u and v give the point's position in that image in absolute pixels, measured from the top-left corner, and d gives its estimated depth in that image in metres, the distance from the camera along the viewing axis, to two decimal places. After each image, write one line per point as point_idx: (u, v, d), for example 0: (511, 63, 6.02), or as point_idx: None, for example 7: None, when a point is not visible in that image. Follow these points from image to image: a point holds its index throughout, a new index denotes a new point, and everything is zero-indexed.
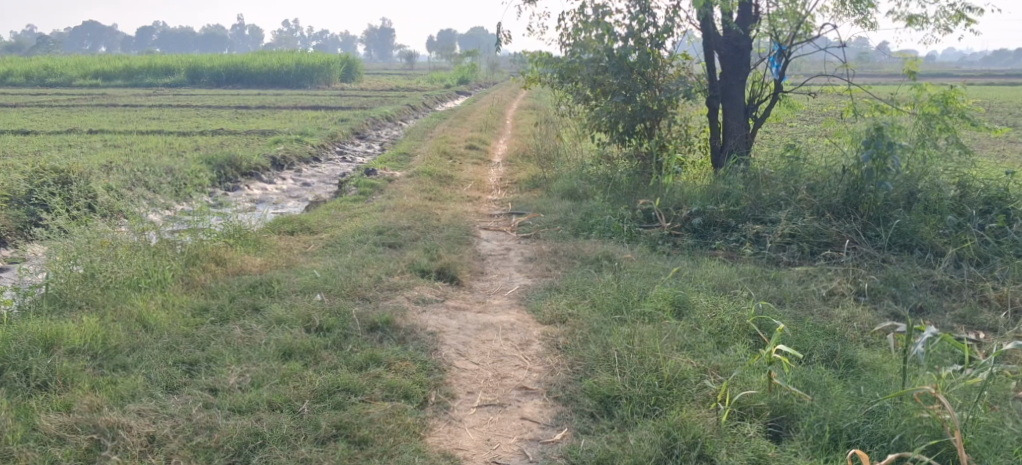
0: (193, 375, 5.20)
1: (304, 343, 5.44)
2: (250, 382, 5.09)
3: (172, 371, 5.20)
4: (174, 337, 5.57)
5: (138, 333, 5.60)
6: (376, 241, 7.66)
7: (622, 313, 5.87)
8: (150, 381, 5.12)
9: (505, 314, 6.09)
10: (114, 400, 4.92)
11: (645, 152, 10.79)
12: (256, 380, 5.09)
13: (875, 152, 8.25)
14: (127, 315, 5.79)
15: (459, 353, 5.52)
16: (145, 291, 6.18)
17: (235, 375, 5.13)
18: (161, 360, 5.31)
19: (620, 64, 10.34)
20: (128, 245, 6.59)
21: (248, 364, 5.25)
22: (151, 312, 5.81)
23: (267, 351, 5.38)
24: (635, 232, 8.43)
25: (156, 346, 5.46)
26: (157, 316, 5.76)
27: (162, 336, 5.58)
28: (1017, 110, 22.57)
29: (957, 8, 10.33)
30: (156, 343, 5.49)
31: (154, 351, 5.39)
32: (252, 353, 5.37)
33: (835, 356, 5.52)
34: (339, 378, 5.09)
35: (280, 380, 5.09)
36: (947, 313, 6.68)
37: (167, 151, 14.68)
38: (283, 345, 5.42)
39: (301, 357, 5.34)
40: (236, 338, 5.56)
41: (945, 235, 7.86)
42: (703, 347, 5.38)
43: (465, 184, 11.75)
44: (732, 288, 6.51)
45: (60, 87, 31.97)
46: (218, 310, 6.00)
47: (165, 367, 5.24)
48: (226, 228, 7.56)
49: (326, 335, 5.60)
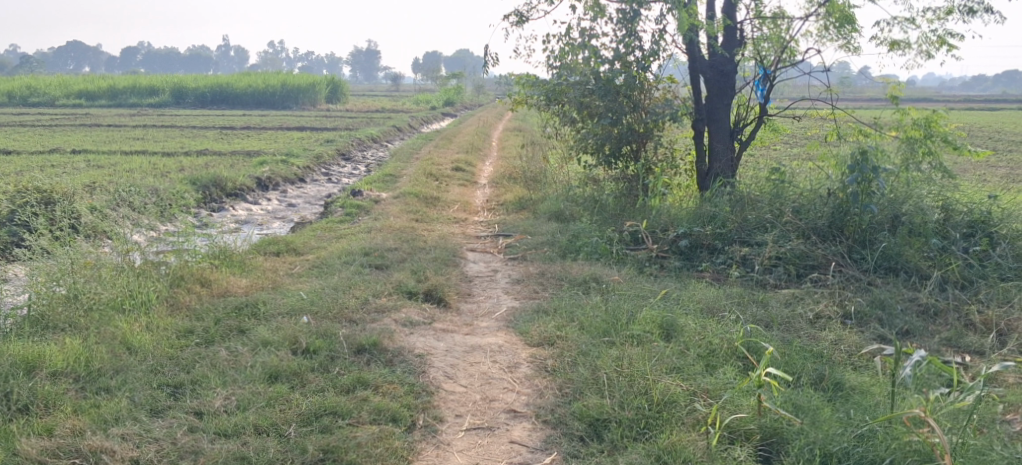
0: (177, 398, 5.13)
1: (290, 366, 5.38)
2: (236, 405, 5.02)
3: (156, 394, 5.12)
4: (158, 360, 5.50)
5: (122, 356, 5.52)
6: (363, 262, 7.61)
7: (611, 335, 5.84)
8: (134, 405, 5.04)
9: (493, 337, 6.05)
10: (97, 423, 4.85)
11: (631, 175, 10.81)
12: (242, 403, 5.03)
13: (860, 176, 8.31)
14: (111, 338, 5.70)
15: (447, 375, 5.48)
16: (129, 313, 6.10)
17: (220, 399, 5.07)
18: (146, 384, 5.24)
19: (606, 87, 10.40)
20: (112, 266, 6.51)
21: (233, 387, 5.19)
22: (135, 334, 5.73)
23: (253, 374, 5.31)
24: (622, 254, 8.44)
25: (140, 369, 5.39)
26: (141, 339, 5.68)
27: (147, 359, 5.51)
28: (996, 135, 22.92)
29: (939, 34, 10.52)
30: (140, 366, 5.41)
31: (138, 374, 5.32)
32: (237, 375, 5.31)
33: (824, 379, 5.51)
34: (326, 401, 5.03)
35: (267, 403, 5.03)
36: (933, 336, 6.71)
37: (152, 172, 14.61)
38: (269, 367, 5.36)
39: (288, 380, 5.28)
40: (222, 360, 5.49)
41: (929, 258, 7.93)
42: (692, 370, 5.36)
43: (452, 206, 11.75)
44: (720, 311, 6.51)
45: (43, 107, 31.80)
46: (203, 332, 5.93)
47: (149, 389, 5.17)
48: (211, 250, 7.51)
49: (313, 357, 5.54)
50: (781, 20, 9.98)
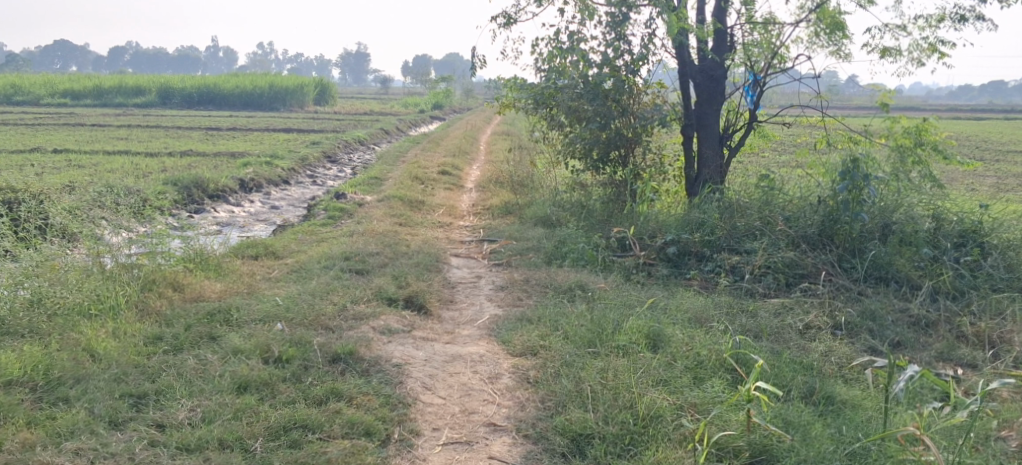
0: (140, 410, 4.92)
1: (260, 376, 5.17)
2: (201, 418, 4.81)
3: (117, 405, 4.90)
4: (122, 368, 5.28)
5: (85, 364, 5.30)
6: (343, 268, 7.39)
7: (596, 346, 5.63)
8: (93, 417, 4.83)
9: (474, 346, 5.85)
10: (51, 437, 4.64)
11: (619, 180, 10.66)
12: (207, 415, 4.82)
13: (851, 184, 8.22)
14: (74, 345, 5.49)
15: (425, 386, 5.28)
16: (96, 319, 5.88)
17: (185, 410, 4.86)
18: (108, 393, 5.02)
19: (595, 91, 10.27)
20: (80, 270, 6.28)
21: (199, 398, 4.98)
22: (99, 341, 5.52)
23: (221, 384, 5.10)
24: (609, 261, 8.23)
25: (102, 377, 5.17)
26: (106, 346, 5.46)
27: (110, 367, 5.29)
28: (984, 143, 22.87)
29: (930, 42, 10.48)
30: (102, 375, 5.19)
31: (100, 384, 5.10)
32: (205, 385, 5.10)
33: (815, 392, 5.33)
34: (296, 414, 4.83)
35: (233, 415, 4.82)
36: (925, 348, 6.58)
37: (133, 172, 14.37)
38: (238, 377, 5.15)
39: (257, 391, 5.08)
40: (189, 369, 5.28)
41: (919, 267, 7.83)
42: (680, 383, 5.18)
43: (436, 210, 11.55)
44: (709, 321, 6.32)
45: (26, 106, 31.42)
46: (173, 339, 5.70)
47: (110, 400, 4.96)
48: (186, 252, 7.30)
49: (285, 367, 5.33)
50: (772, 25, 9.91)
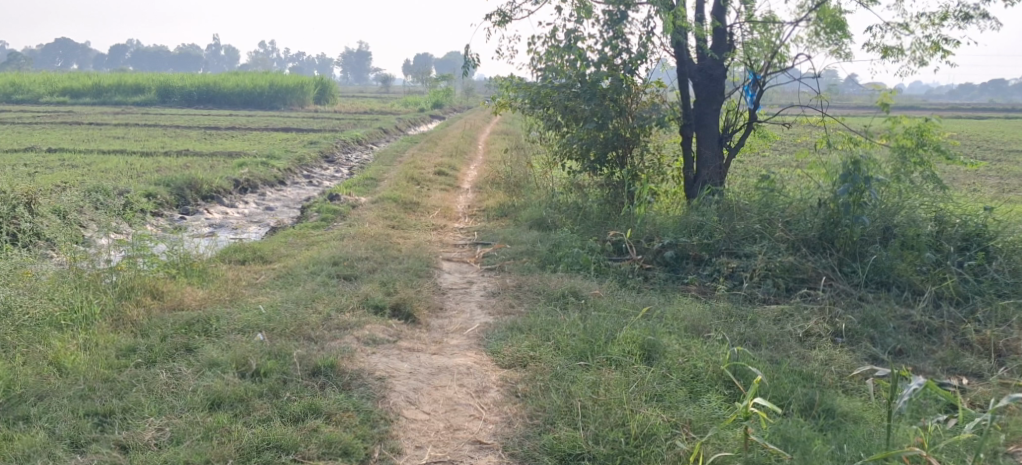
0: (104, 429, 4.73)
1: (235, 391, 4.98)
2: (169, 438, 4.64)
3: (80, 424, 4.72)
4: (90, 383, 5.09)
5: (51, 380, 5.12)
6: (331, 273, 7.21)
7: (587, 358, 5.43)
8: (54, 437, 4.65)
9: (462, 357, 5.65)
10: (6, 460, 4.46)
11: (616, 181, 10.45)
12: (175, 435, 4.64)
13: (852, 186, 8.04)
14: (41, 359, 5.30)
15: (409, 401, 5.08)
16: (67, 330, 5.70)
17: (151, 431, 4.68)
18: (71, 411, 4.83)
19: (592, 90, 10.09)
20: (55, 278, 6.09)
21: (169, 416, 4.80)
22: (68, 354, 5.33)
23: (193, 400, 4.92)
24: (604, 266, 8.00)
25: (67, 394, 4.98)
26: (74, 360, 5.28)
27: (77, 382, 5.10)
28: (986, 143, 22.65)
29: (933, 40, 10.32)
30: (68, 391, 5.01)
31: (63, 400, 4.91)
32: (175, 401, 4.93)
33: (815, 405, 5.14)
34: (270, 433, 4.65)
35: (203, 435, 4.64)
36: (928, 357, 6.38)
37: (127, 172, 14.20)
38: (211, 393, 4.97)
39: (231, 407, 4.89)
40: (160, 385, 5.09)
41: (922, 272, 7.66)
42: (675, 398, 4.99)
43: (431, 212, 11.38)
44: (706, 330, 6.11)
45: (25, 104, 31.27)
46: (147, 350, 5.51)
47: (73, 419, 4.77)
48: (170, 258, 7.11)
49: (262, 381, 5.14)
50: (772, 24, 9.72)
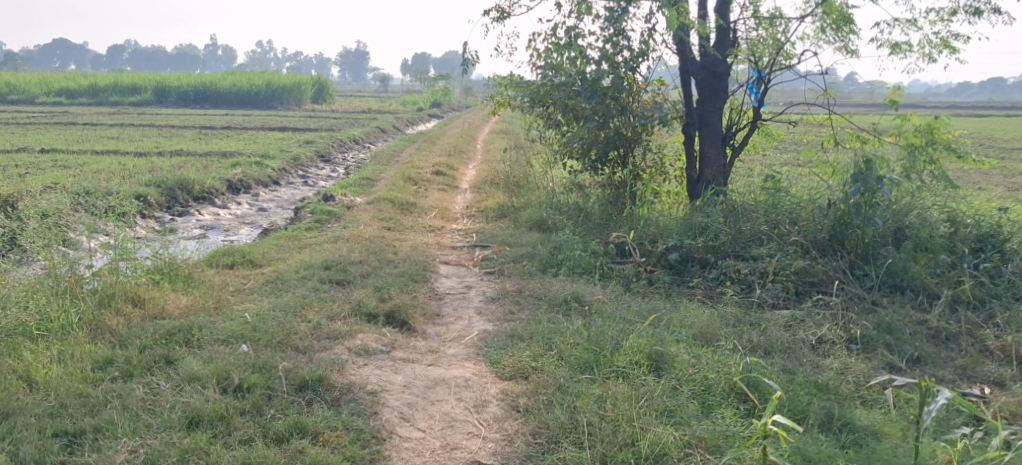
0: (73, 452, 4.45)
1: (215, 409, 4.70)
2: (142, 461, 4.36)
3: (47, 445, 4.44)
4: (62, 400, 4.82)
5: (19, 396, 4.83)
6: (322, 278, 6.93)
7: (592, 371, 5.14)
8: (17, 460, 4.35)
9: (459, 368, 5.36)
10: None
11: (618, 181, 10.19)
12: (149, 458, 4.37)
13: (864, 186, 7.75)
14: (11, 373, 5.02)
15: (403, 417, 4.80)
16: (40, 341, 5.42)
17: (124, 452, 4.41)
18: (37, 431, 4.54)
19: (593, 89, 9.82)
20: (31, 285, 5.80)
21: (144, 436, 4.52)
22: (40, 368, 5.06)
23: (170, 418, 4.65)
24: (608, 269, 7.70)
25: (36, 411, 4.71)
26: (46, 374, 5.00)
27: (49, 398, 4.83)
28: (992, 141, 22.34)
29: (943, 36, 10.06)
30: (36, 409, 4.73)
31: (30, 419, 4.63)
32: (151, 420, 4.65)
33: (834, 419, 4.87)
34: (252, 455, 4.37)
35: (179, 458, 4.37)
36: (947, 364, 6.10)
37: (119, 173, 13.90)
38: (190, 411, 4.69)
39: (211, 426, 4.62)
40: (136, 401, 4.81)
41: (936, 274, 7.44)
42: (686, 413, 4.69)
43: (428, 212, 11.11)
44: (715, 337, 5.83)
45: (21, 104, 31.01)
46: (124, 363, 5.23)
47: (40, 439, 4.49)
48: (154, 262, 6.82)
49: (246, 397, 4.86)
50: (778, 20, 9.46)
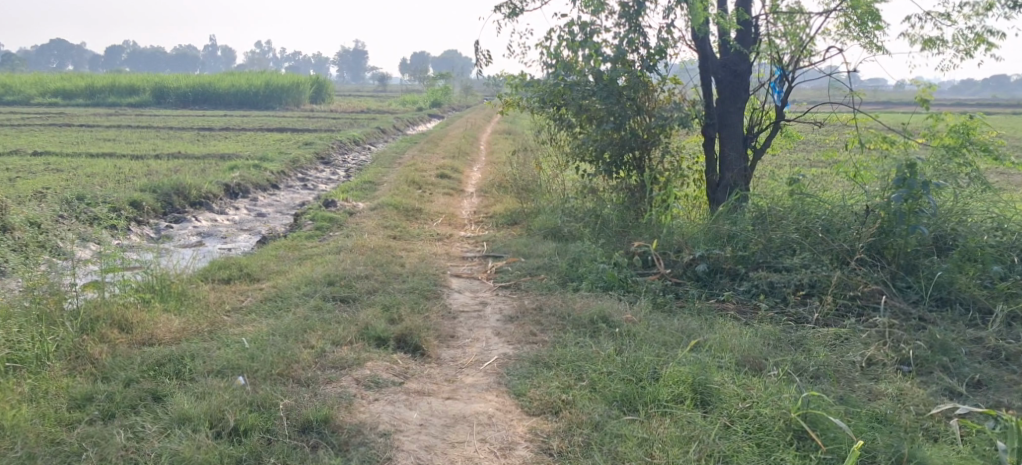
0: None
1: (208, 457, 4.18)
2: None
3: None
4: (33, 447, 4.30)
5: None
6: (325, 295, 6.41)
7: (634, 410, 4.66)
8: None
9: (480, 402, 4.84)
10: None
11: (635, 185, 9.66)
12: None
13: (907, 193, 7.19)
14: None
15: (420, 462, 4.28)
16: (12, 375, 4.89)
17: None
18: None
19: (609, 89, 9.23)
20: (4, 309, 5.27)
21: None
22: (10, 407, 4.54)
23: None
24: (632, 281, 7.18)
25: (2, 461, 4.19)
26: (16, 415, 4.48)
27: (18, 445, 4.31)
28: (1011, 140, 21.75)
29: (978, 31, 9.52)
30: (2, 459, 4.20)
31: None
32: None
33: (902, 458, 4.44)
34: None
35: None
36: (1013, 389, 5.54)
37: (113, 177, 13.36)
38: (179, 460, 4.17)
39: None
40: (118, 448, 4.29)
41: (986, 287, 6.90)
42: (745, 458, 4.22)
43: (435, 219, 10.59)
44: (759, 361, 5.30)
45: (17, 106, 30.50)
46: (105, 401, 4.70)
47: None
48: (145, 278, 6.29)
49: (242, 442, 4.34)
50: (798, 16, 8.85)
